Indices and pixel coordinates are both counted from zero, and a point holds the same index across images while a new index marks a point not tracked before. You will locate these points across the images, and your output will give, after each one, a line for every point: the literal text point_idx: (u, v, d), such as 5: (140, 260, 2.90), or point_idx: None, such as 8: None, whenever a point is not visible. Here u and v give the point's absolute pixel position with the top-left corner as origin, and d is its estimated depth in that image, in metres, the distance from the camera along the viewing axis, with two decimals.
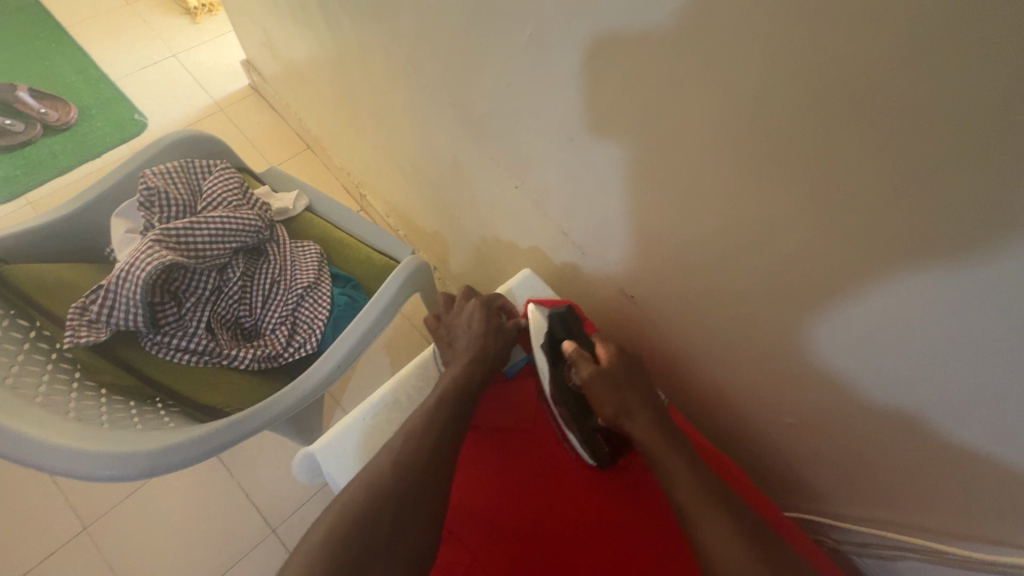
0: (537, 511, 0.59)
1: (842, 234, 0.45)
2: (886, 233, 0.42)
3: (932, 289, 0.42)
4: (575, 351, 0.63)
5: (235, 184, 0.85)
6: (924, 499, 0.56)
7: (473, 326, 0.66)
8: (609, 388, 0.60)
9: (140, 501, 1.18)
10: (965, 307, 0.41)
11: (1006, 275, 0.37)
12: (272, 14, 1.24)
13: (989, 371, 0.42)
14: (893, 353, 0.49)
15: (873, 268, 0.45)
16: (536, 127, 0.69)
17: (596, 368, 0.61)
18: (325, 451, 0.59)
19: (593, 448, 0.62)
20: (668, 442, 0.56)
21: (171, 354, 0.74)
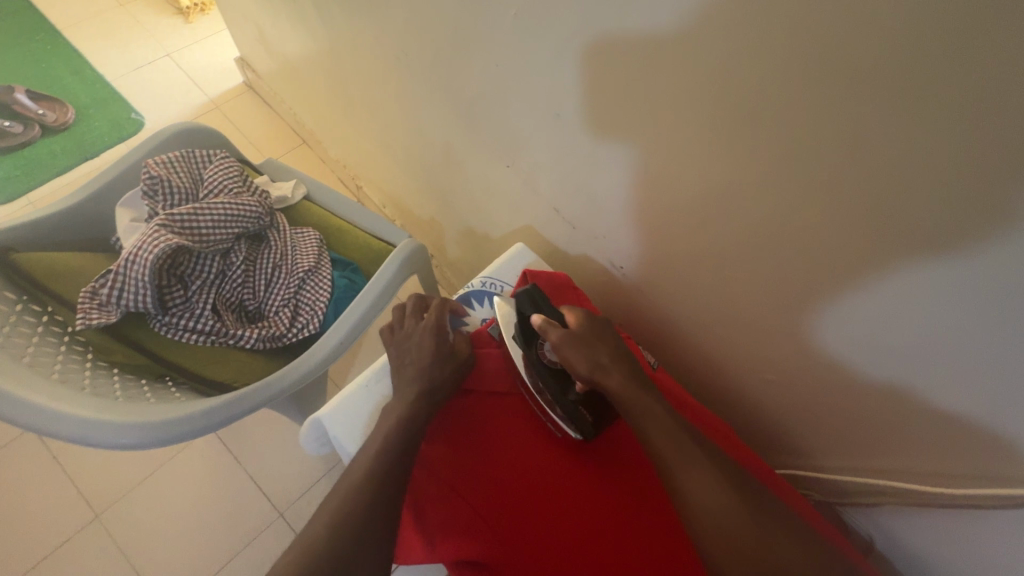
0: (536, 471, 0.62)
1: (809, 193, 0.48)
2: (849, 189, 0.45)
3: (895, 243, 0.45)
4: (543, 321, 0.64)
5: (235, 173, 0.88)
6: (898, 448, 0.59)
7: (424, 343, 0.66)
8: (579, 350, 0.61)
9: (149, 489, 1.21)
10: (924, 258, 0.44)
11: (956, 221, 0.40)
12: (265, 10, 1.27)
13: (947, 321, 0.46)
14: (861, 310, 0.52)
15: (840, 224, 0.48)
16: (523, 107, 0.72)
17: (564, 331, 0.62)
18: (331, 417, 0.62)
19: (577, 422, 0.63)
20: (642, 393, 0.58)
21: (179, 335, 0.76)
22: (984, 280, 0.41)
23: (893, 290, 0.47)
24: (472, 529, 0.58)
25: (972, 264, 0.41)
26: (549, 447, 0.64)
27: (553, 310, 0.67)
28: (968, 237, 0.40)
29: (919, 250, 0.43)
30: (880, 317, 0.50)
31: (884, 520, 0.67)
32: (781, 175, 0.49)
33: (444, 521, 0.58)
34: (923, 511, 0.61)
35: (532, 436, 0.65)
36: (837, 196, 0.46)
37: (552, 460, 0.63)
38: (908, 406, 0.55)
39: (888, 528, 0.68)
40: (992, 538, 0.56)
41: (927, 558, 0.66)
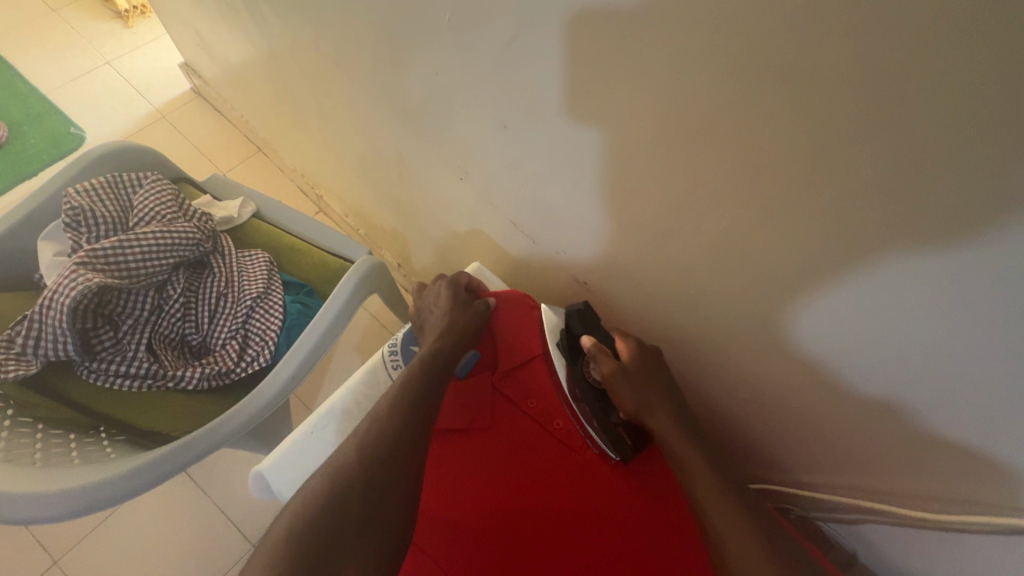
0: (502, 520, 0.59)
1: (775, 209, 0.44)
2: (815, 204, 0.41)
3: (879, 262, 0.40)
4: (594, 346, 0.61)
5: (169, 197, 0.81)
6: (879, 464, 0.57)
7: (440, 305, 0.67)
8: (632, 386, 0.58)
9: (110, 529, 1.15)
10: (905, 279, 0.40)
11: (931, 240, 0.36)
12: (201, 13, 1.18)
13: (930, 342, 0.42)
14: (842, 331, 0.48)
15: (809, 241, 0.44)
16: (471, 115, 0.67)
17: (616, 365, 0.59)
18: (274, 470, 0.56)
19: (617, 446, 0.61)
20: (690, 443, 0.54)
21: (110, 380, 0.70)
22: (957, 305, 0.38)
23: (869, 309, 0.44)
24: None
25: (950, 283, 0.37)
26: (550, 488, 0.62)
27: (606, 331, 0.63)
28: (944, 257, 0.36)
29: (899, 268, 0.39)
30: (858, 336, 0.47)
31: (870, 535, 0.64)
32: (748, 188, 0.44)
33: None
34: (907, 530, 0.59)
35: (531, 475, 0.62)
36: (803, 211, 0.42)
37: (553, 502, 0.61)
38: (893, 425, 0.52)
39: (870, 543, 0.66)
40: (982, 558, 0.53)
41: (915, 573, 0.63)
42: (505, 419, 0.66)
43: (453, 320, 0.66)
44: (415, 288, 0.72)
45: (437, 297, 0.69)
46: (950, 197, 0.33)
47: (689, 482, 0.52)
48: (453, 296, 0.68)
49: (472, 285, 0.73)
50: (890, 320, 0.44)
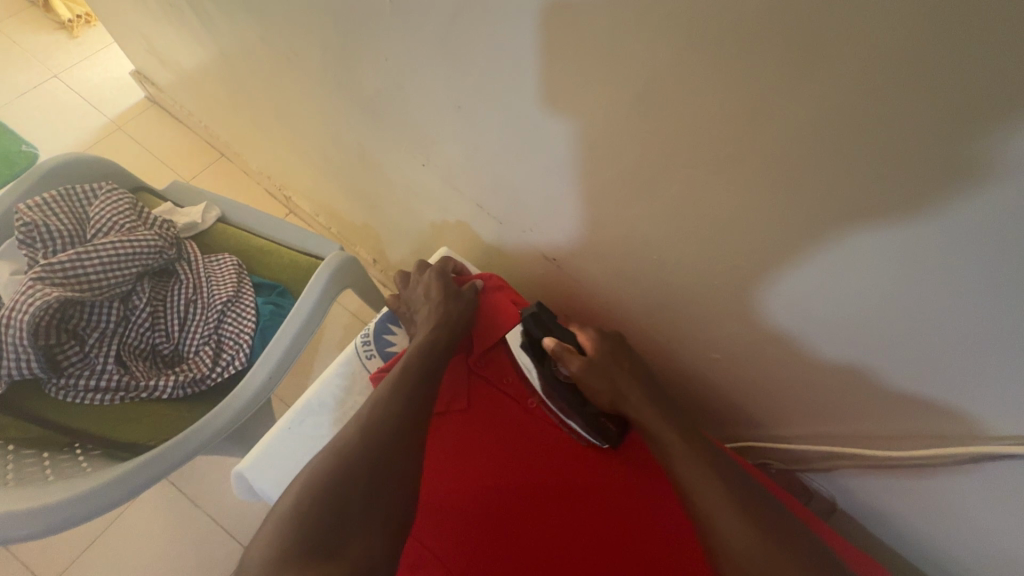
0: (498, 491, 0.60)
1: (722, 167, 0.44)
2: (759, 159, 0.41)
3: (823, 209, 0.41)
4: (557, 347, 0.64)
5: (126, 206, 0.80)
6: (844, 412, 0.58)
7: (428, 291, 0.65)
8: (599, 375, 0.62)
9: (102, 549, 1.15)
10: (848, 225, 0.41)
11: (868, 183, 0.37)
12: (147, 18, 1.15)
13: (877, 285, 0.43)
14: (798, 284, 0.49)
15: (757, 196, 0.44)
16: (425, 99, 0.66)
17: (584, 360, 0.62)
18: (254, 471, 0.56)
19: (603, 433, 0.63)
20: (658, 414, 0.57)
21: (80, 396, 0.69)
22: (897, 243, 0.39)
23: (841, 260, 0.44)
24: (467, 550, 0.56)
25: (885, 223, 0.38)
26: (541, 456, 0.63)
27: (567, 331, 0.67)
28: (880, 199, 0.37)
29: (850, 222, 0.40)
30: (817, 292, 0.48)
31: (842, 480, 0.67)
32: (703, 153, 0.44)
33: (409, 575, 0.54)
34: (874, 471, 0.61)
35: (523, 445, 0.64)
36: (748, 166, 0.43)
37: (546, 470, 0.62)
38: (858, 377, 0.53)
39: (843, 489, 0.68)
40: (950, 496, 0.55)
41: (886, 513, 0.66)
42: (484, 399, 0.67)
43: (445, 311, 0.63)
44: (396, 272, 0.69)
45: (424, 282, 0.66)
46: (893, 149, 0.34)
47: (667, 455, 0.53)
48: (445, 286, 0.65)
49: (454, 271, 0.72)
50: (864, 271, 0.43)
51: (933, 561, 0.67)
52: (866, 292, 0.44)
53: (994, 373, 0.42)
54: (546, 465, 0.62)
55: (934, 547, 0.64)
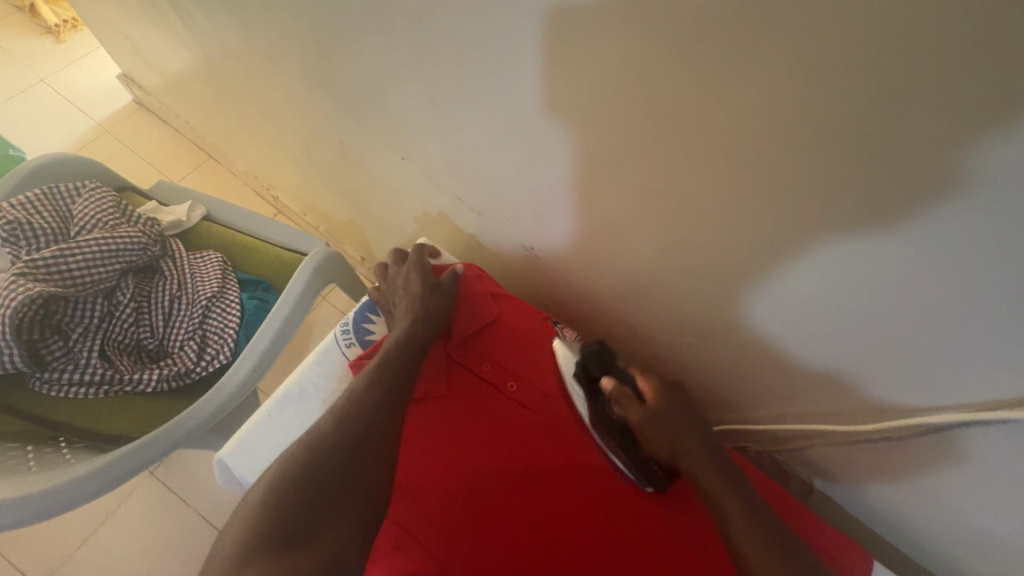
0: (478, 469, 0.61)
1: (682, 148, 0.46)
2: (716, 138, 0.43)
3: (778, 186, 0.43)
4: (615, 390, 0.58)
5: (110, 203, 0.80)
6: (814, 390, 0.60)
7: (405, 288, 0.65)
8: (661, 428, 0.55)
9: (93, 549, 1.15)
10: (802, 199, 0.42)
11: (817, 155, 0.38)
12: (131, 20, 1.16)
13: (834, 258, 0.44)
14: (761, 261, 0.50)
15: (717, 176, 0.46)
16: (400, 92, 0.67)
17: (645, 411, 0.55)
18: (234, 458, 0.57)
19: (649, 476, 0.60)
20: (723, 477, 0.50)
21: (64, 390, 0.70)
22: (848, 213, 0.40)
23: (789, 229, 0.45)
24: (444, 523, 0.56)
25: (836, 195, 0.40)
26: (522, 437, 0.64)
27: (626, 371, 0.61)
28: (829, 171, 0.39)
29: (799, 197, 0.42)
30: (780, 269, 0.50)
31: (815, 459, 0.68)
32: (665, 134, 0.46)
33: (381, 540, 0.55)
34: (845, 447, 0.62)
35: (503, 427, 0.65)
36: (706, 145, 0.44)
37: (526, 450, 0.63)
38: (821, 353, 0.55)
39: (817, 469, 0.69)
40: (916, 467, 0.57)
41: (858, 491, 0.67)
42: (466, 385, 0.68)
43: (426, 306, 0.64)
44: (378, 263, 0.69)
45: (403, 279, 0.66)
46: (834, 122, 0.36)
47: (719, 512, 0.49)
48: (426, 281, 0.66)
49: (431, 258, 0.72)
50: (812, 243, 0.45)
51: (903, 538, 0.68)
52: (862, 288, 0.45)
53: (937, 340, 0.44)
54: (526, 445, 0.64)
55: (903, 523, 0.66)
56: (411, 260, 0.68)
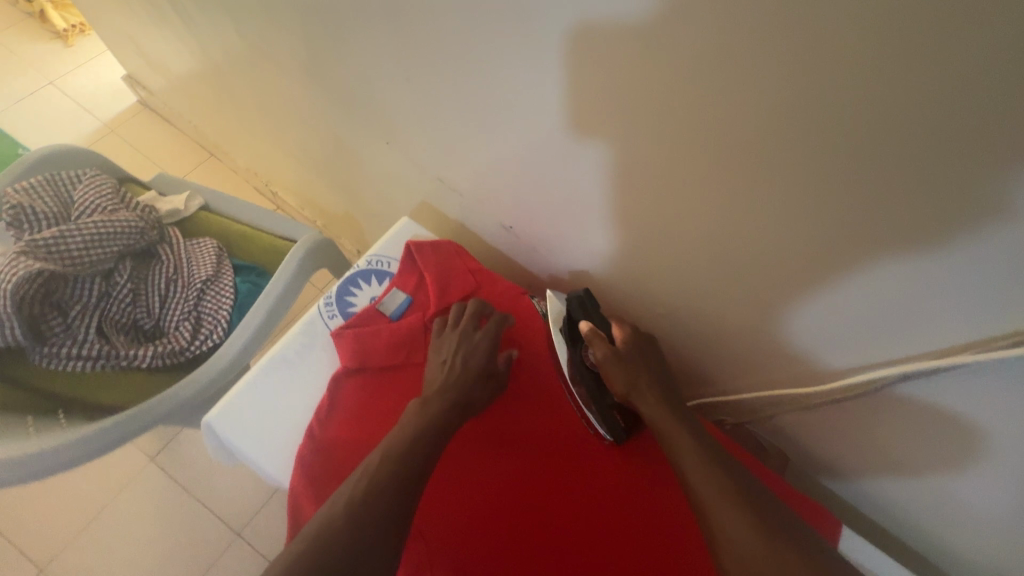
0: (508, 493, 0.61)
1: (632, 123, 0.47)
2: (662, 111, 0.44)
3: (723, 154, 0.44)
4: (591, 330, 0.61)
5: (109, 190, 0.84)
6: (778, 363, 0.61)
7: (467, 358, 0.60)
8: (624, 369, 0.58)
9: (94, 534, 1.18)
10: (747, 168, 0.43)
11: (754, 122, 0.40)
12: (138, 21, 1.22)
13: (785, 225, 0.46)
14: (718, 235, 0.52)
15: (667, 151, 0.47)
16: (382, 78, 0.70)
17: (612, 350, 0.59)
18: (219, 423, 0.59)
19: (610, 425, 0.62)
20: (677, 419, 0.55)
21: (62, 364, 0.73)
22: (789, 178, 0.42)
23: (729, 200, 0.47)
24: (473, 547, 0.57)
25: (775, 160, 0.41)
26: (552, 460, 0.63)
27: (604, 318, 0.63)
28: (767, 136, 0.40)
29: (740, 163, 0.43)
30: (731, 242, 0.51)
31: (789, 431, 0.70)
32: (616, 110, 0.47)
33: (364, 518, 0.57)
34: (814, 414, 0.64)
35: (531, 448, 0.64)
36: (653, 120, 0.46)
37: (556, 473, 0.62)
38: (778, 323, 0.56)
39: (791, 442, 0.71)
40: (878, 426, 0.59)
41: (832, 462, 0.68)
42: None
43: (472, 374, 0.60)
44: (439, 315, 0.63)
45: (469, 341, 0.61)
46: (762, 88, 0.38)
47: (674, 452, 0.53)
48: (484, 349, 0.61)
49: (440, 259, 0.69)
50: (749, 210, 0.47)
51: (875, 505, 0.69)
52: (876, 295, 0.45)
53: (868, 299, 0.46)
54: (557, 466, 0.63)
55: (873, 490, 0.67)
56: (484, 328, 0.63)
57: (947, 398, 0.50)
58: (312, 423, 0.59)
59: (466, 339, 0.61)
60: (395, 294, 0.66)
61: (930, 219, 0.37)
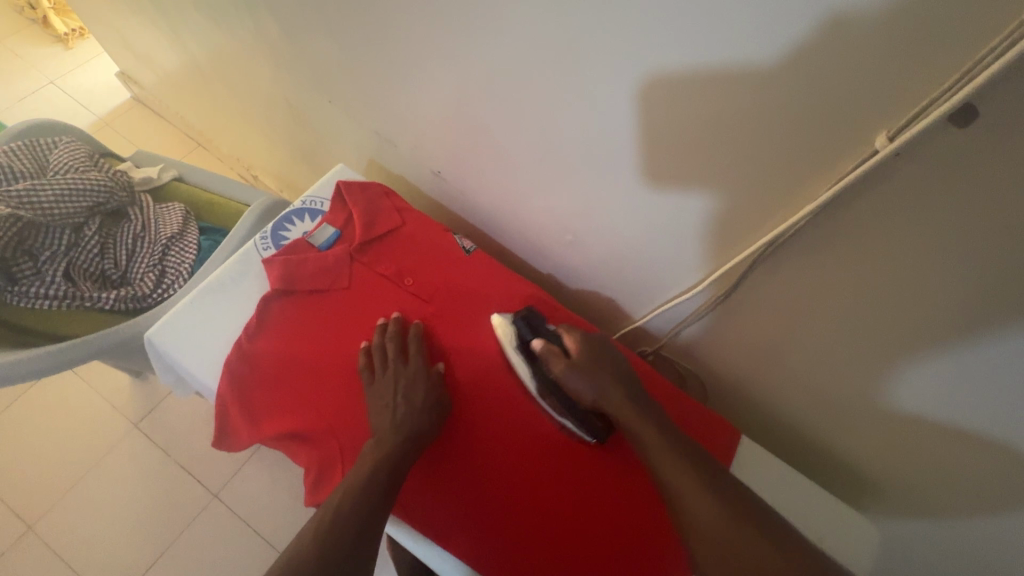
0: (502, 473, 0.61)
1: (524, 31, 0.54)
2: (543, 13, 0.51)
3: (594, 51, 0.50)
4: (543, 350, 0.61)
5: (82, 155, 0.92)
6: (678, 271, 0.66)
7: (406, 394, 0.59)
8: (585, 377, 0.59)
9: (80, 493, 1.25)
10: (615, 61, 0.50)
11: (608, 13, 0.46)
12: (121, 15, 1.31)
13: (655, 118, 0.52)
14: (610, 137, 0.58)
15: (555, 53, 0.54)
16: (328, 32, 0.78)
17: (567, 365, 0.59)
18: (159, 336, 0.66)
19: (591, 429, 0.60)
20: (643, 417, 0.54)
21: (31, 302, 0.82)
22: (644, 65, 0.48)
23: (604, 93, 0.54)
24: (463, 517, 0.58)
25: (631, 49, 0.48)
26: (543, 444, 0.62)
27: (553, 332, 0.63)
28: (620, 24, 0.46)
29: (608, 57, 0.50)
30: (621, 143, 0.57)
31: (702, 352, 0.74)
32: (510, 21, 0.55)
33: (271, 423, 0.62)
34: (717, 328, 0.69)
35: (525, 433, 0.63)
36: (539, 24, 0.52)
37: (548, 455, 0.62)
38: (670, 228, 0.62)
39: (706, 362, 0.75)
40: (763, 332, 0.63)
41: (742, 380, 0.72)
42: (370, 286, 0.70)
43: (410, 412, 0.58)
44: (361, 353, 0.63)
45: (403, 377, 0.60)
46: None
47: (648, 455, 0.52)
48: (411, 395, 0.59)
49: (362, 226, 0.72)
50: (618, 102, 0.53)
51: (787, 425, 0.72)
52: (732, 178, 0.51)
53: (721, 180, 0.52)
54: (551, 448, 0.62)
55: (781, 407, 0.71)
56: (413, 361, 0.62)
57: (798, 283, 0.54)
58: (240, 337, 0.65)
59: (400, 376, 0.60)
60: (324, 229, 0.72)
61: (749, 88, 0.43)
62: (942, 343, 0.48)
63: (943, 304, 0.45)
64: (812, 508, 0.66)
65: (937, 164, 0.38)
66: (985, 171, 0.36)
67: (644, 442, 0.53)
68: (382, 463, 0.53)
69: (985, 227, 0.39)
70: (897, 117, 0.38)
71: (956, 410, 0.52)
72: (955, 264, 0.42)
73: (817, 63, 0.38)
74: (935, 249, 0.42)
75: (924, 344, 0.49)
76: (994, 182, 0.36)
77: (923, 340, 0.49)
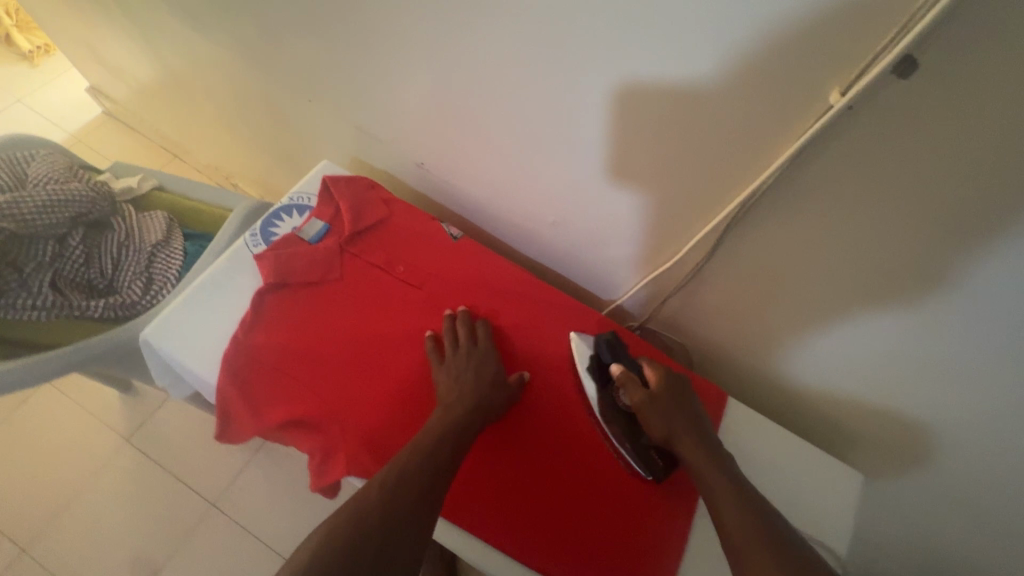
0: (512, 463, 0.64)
1: (499, 19, 0.56)
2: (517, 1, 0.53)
3: (567, 35, 0.53)
4: (622, 375, 0.62)
5: (62, 167, 0.92)
6: (658, 245, 0.69)
7: (477, 371, 0.62)
8: (656, 409, 0.59)
9: (73, 513, 1.23)
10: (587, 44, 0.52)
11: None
12: (90, 28, 1.30)
13: (627, 96, 0.54)
14: (586, 119, 0.60)
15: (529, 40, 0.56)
16: (305, 32, 0.80)
17: (644, 393, 0.60)
18: (155, 335, 0.67)
19: (649, 464, 0.61)
20: (709, 460, 0.53)
21: (19, 313, 0.82)
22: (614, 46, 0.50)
23: (578, 76, 0.56)
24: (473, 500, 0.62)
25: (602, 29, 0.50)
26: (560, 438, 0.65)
27: (634, 359, 0.64)
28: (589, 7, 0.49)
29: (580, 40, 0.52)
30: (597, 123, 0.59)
31: (687, 322, 0.77)
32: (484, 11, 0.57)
33: (273, 411, 0.63)
34: (699, 298, 0.71)
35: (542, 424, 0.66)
36: (513, 11, 0.55)
37: (561, 449, 0.65)
38: (648, 204, 0.64)
39: (691, 332, 0.78)
40: (743, 298, 0.66)
41: (726, 346, 0.76)
42: (363, 277, 0.71)
43: (475, 387, 0.60)
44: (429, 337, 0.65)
45: (473, 358, 0.63)
46: None
47: (713, 498, 0.50)
48: (481, 372, 0.62)
49: (351, 218, 0.73)
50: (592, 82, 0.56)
51: (771, 387, 0.75)
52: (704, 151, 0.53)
53: (698, 148, 0.54)
54: (566, 443, 0.65)
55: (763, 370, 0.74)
56: (482, 344, 0.65)
57: (771, 246, 0.57)
58: (238, 331, 0.66)
59: (472, 355, 0.63)
60: (313, 223, 0.74)
61: (713, 62, 0.46)
62: (907, 295, 0.51)
63: (910, 253, 0.48)
64: (797, 464, 0.69)
65: (890, 120, 0.41)
66: (930, 123, 0.39)
67: (703, 481, 0.52)
68: (449, 431, 0.55)
69: (937, 176, 0.42)
70: (849, 70, 0.40)
71: (929, 358, 0.55)
72: (908, 214, 0.45)
73: (776, 32, 0.41)
74: (892, 201, 0.45)
75: (896, 294, 0.52)
76: (939, 132, 0.39)
77: (890, 294, 0.52)
